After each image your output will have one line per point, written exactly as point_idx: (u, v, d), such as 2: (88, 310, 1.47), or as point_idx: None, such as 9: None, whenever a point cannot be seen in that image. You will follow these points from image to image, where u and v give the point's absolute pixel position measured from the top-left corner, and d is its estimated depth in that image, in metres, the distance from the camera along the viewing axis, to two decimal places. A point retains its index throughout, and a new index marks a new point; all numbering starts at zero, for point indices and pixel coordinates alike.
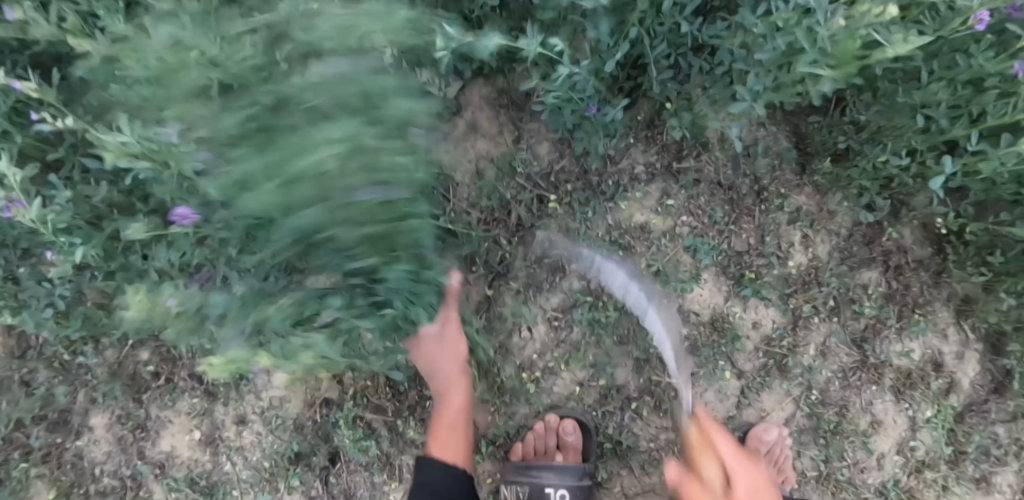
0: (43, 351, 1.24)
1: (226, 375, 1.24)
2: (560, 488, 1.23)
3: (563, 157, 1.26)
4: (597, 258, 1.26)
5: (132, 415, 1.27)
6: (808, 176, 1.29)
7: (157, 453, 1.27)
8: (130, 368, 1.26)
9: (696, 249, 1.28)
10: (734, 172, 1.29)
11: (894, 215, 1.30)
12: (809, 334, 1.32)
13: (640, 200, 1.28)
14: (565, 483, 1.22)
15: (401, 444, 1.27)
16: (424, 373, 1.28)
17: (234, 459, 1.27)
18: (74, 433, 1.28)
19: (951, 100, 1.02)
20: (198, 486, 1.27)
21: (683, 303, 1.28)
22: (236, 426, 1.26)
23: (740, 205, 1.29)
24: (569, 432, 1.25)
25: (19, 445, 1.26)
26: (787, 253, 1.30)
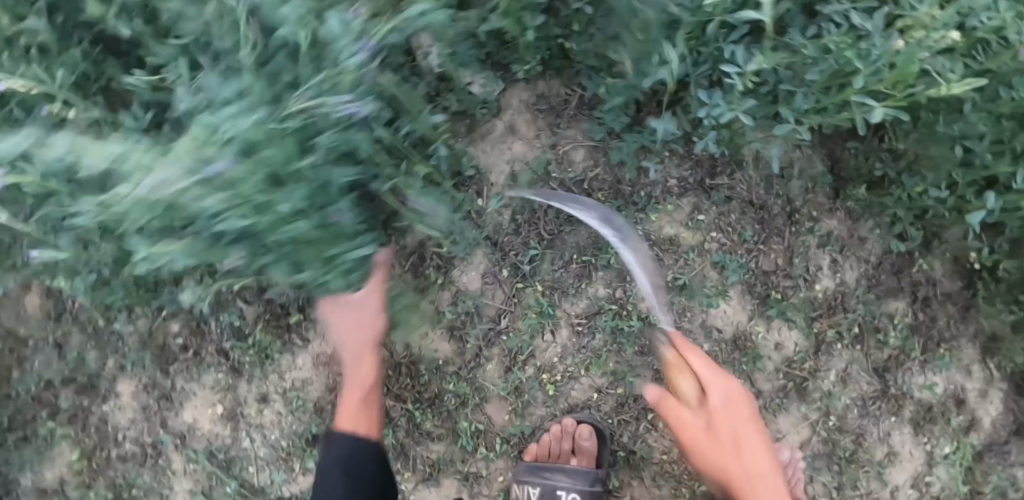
0: (80, 315, 1.28)
1: (253, 354, 1.28)
2: (572, 491, 1.26)
3: (596, 166, 1.27)
4: (623, 267, 1.28)
5: (158, 385, 1.30)
6: (841, 201, 1.29)
7: (180, 423, 1.30)
8: (160, 339, 1.29)
9: (723, 265, 1.27)
10: (767, 191, 1.29)
11: (925, 247, 1.30)
12: (830, 360, 1.31)
13: (671, 213, 1.28)
14: (577, 486, 1.25)
15: (417, 436, 1.28)
16: (444, 367, 1.28)
17: (252, 435, 1.29)
18: (101, 397, 1.31)
19: (994, 136, 1.03)
20: (216, 459, 1.29)
21: (706, 318, 1.28)
22: (258, 404, 1.29)
23: (770, 225, 1.29)
24: (586, 437, 1.24)
25: (47, 405, 1.30)
26: (815, 276, 1.30)
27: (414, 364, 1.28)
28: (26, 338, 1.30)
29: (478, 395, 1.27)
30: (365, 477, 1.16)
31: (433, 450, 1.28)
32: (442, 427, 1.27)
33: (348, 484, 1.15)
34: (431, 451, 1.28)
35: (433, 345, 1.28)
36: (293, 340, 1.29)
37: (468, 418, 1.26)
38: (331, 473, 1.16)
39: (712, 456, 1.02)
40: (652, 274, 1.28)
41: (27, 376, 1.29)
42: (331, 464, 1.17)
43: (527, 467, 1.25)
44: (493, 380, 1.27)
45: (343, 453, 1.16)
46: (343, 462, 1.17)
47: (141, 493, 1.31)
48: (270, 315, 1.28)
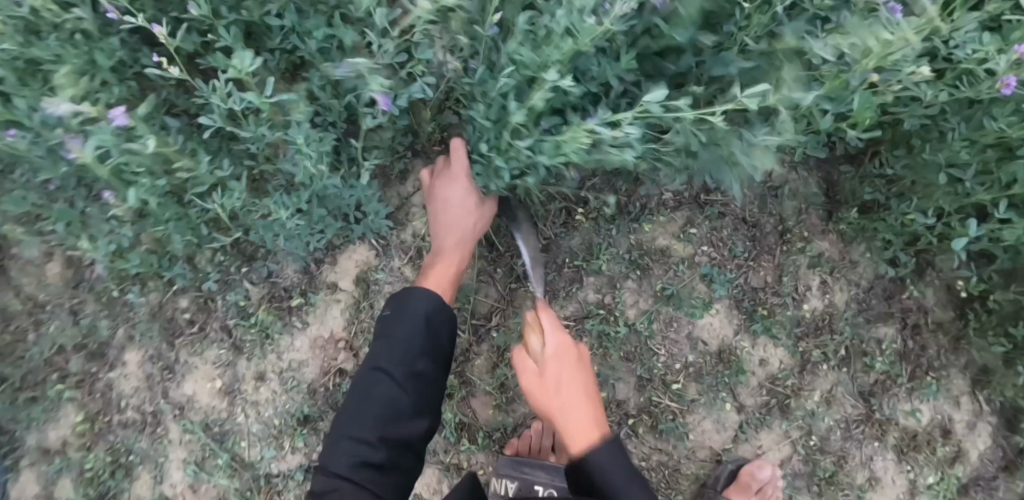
0: (96, 284, 1.37)
1: (254, 332, 1.33)
2: (550, 487, 1.26)
3: (595, 174, 1.30)
4: (614, 274, 1.30)
5: (163, 356, 1.37)
6: (833, 223, 1.32)
7: (180, 395, 1.35)
8: (168, 313, 1.36)
9: (711, 278, 1.30)
10: (760, 210, 1.32)
11: (918, 274, 1.31)
12: (815, 380, 1.31)
13: (664, 225, 1.32)
14: (555, 482, 1.27)
15: None
16: None
17: (247, 411, 1.34)
18: (109, 364, 1.38)
19: (981, 165, 1.04)
20: (211, 432, 1.34)
21: (692, 329, 1.30)
22: (256, 381, 1.34)
23: (761, 243, 1.32)
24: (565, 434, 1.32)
25: (58, 368, 1.39)
26: (804, 296, 1.32)
27: None
28: (44, 303, 1.39)
29: (465, 389, 1.29)
30: (443, 340, 1.10)
31: None
32: None
33: (427, 340, 1.09)
34: None
35: None
36: (293, 321, 1.34)
37: (454, 410, 1.29)
38: (413, 322, 1.09)
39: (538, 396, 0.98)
40: (641, 282, 1.30)
41: (41, 340, 1.37)
42: (416, 314, 1.09)
43: (507, 461, 1.26)
44: (480, 375, 1.30)
45: (430, 306, 1.10)
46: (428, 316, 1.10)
47: (138, 459, 1.36)
48: (273, 297, 1.34)
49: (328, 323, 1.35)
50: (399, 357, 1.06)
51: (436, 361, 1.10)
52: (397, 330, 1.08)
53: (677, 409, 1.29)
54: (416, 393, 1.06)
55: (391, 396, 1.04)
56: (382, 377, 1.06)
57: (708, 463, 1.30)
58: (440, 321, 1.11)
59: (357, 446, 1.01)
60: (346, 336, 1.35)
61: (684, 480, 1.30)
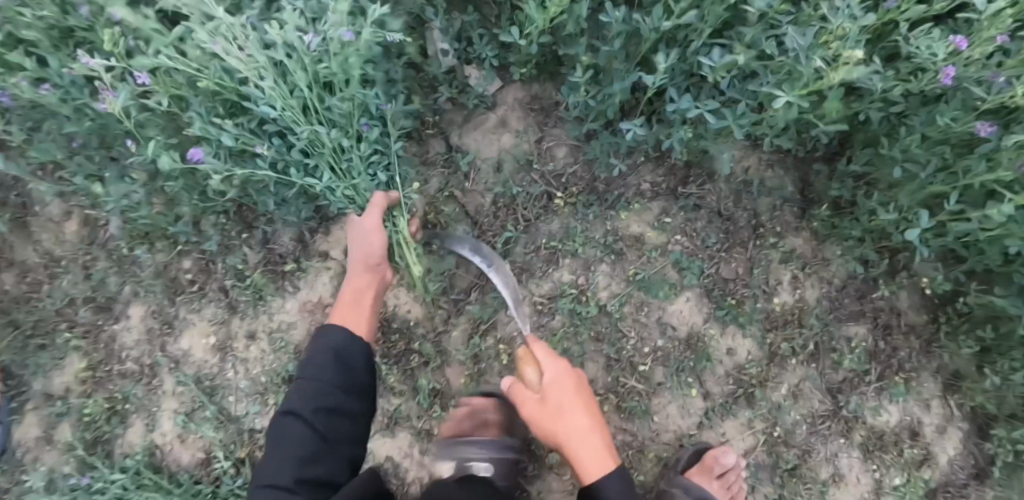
0: (110, 243, 1.49)
1: (248, 293, 1.42)
2: (485, 461, 1.19)
3: (576, 163, 1.40)
4: (589, 257, 1.35)
5: (164, 312, 1.46)
6: (807, 220, 1.36)
7: (176, 348, 1.44)
8: (172, 273, 1.46)
9: (682, 265, 1.34)
10: (734, 204, 1.37)
11: (891, 276, 1.34)
12: (782, 372, 1.34)
13: (639, 213, 1.37)
14: (489, 454, 1.20)
15: (380, 389, 1.36)
16: (414, 328, 1.36)
17: (236, 368, 1.41)
18: (115, 317, 1.48)
19: (937, 161, 1.10)
20: (201, 385, 1.42)
21: (662, 314, 1.33)
22: (246, 340, 1.42)
23: (735, 235, 1.36)
24: (490, 409, 1.29)
25: (67, 318, 1.49)
26: (774, 289, 1.35)
27: (388, 322, 1.36)
28: (61, 258, 1.50)
29: (441, 358, 1.35)
30: (356, 370, 1.16)
31: (393, 405, 1.36)
32: (404, 383, 1.36)
33: (343, 374, 1.15)
34: (391, 405, 1.36)
35: (406, 307, 1.37)
36: (285, 285, 1.42)
37: (428, 377, 1.35)
38: (323, 360, 1.15)
39: (546, 422, 1.13)
40: (615, 266, 1.35)
41: (55, 291, 1.49)
42: (326, 349, 1.17)
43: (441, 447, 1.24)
44: (456, 346, 1.36)
45: (340, 340, 1.17)
46: (340, 349, 1.18)
47: (132, 407, 1.45)
48: (269, 263, 1.43)
49: (317, 289, 1.42)
50: (309, 397, 1.11)
51: (356, 393, 1.15)
52: (308, 372, 1.14)
53: (643, 391, 1.32)
54: (330, 430, 1.11)
55: (306, 438, 1.09)
56: (294, 421, 1.10)
57: (672, 447, 1.33)
58: (350, 352, 1.17)
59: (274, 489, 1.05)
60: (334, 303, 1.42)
61: (647, 461, 1.32)
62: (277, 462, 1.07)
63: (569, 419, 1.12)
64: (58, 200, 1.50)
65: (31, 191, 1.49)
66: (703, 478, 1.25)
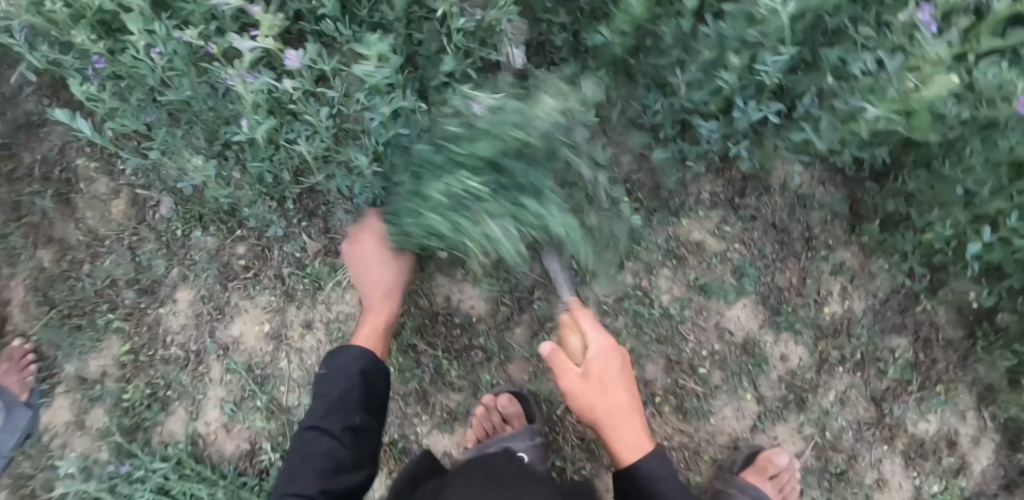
0: (159, 223, 1.44)
1: (307, 282, 1.40)
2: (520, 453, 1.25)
3: (640, 170, 1.43)
4: (651, 261, 1.39)
5: (215, 297, 1.42)
6: (856, 235, 1.43)
7: (226, 335, 1.41)
8: (224, 258, 1.43)
9: (742, 272, 1.38)
10: (788, 216, 1.43)
11: (931, 291, 1.41)
12: (831, 380, 1.39)
13: (701, 220, 1.41)
14: (522, 447, 1.25)
15: (440, 384, 1.36)
16: (476, 324, 1.37)
17: (291, 357, 1.39)
18: (159, 301, 1.44)
19: (995, 183, 1.16)
20: (253, 373, 1.39)
21: (720, 319, 1.38)
22: (302, 329, 1.39)
23: (790, 247, 1.42)
24: (505, 403, 1.31)
25: (108, 300, 1.45)
26: (825, 299, 1.41)
27: (450, 317, 1.37)
28: (103, 237, 1.45)
29: (504, 354, 1.36)
30: (378, 390, 1.20)
31: (452, 399, 1.36)
32: (465, 378, 1.36)
33: (363, 393, 1.19)
34: (450, 400, 1.36)
35: (470, 302, 1.37)
36: (344, 275, 1.41)
37: (491, 373, 1.36)
38: (347, 379, 1.18)
39: (588, 396, 1.16)
40: (677, 271, 1.39)
41: (97, 270, 1.44)
42: (349, 369, 1.19)
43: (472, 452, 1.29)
44: (519, 343, 1.36)
45: (363, 361, 1.20)
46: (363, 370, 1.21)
47: (176, 394, 1.41)
48: (329, 252, 1.41)
49: None
50: (337, 411, 1.16)
51: (374, 411, 1.20)
52: (331, 389, 1.17)
53: (701, 392, 1.37)
54: (355, 445, 1.15)
55: (332, 452, 1.13)
56: (320, 434, 1.14)
57: (726, 449, 1.37)
58: (374, 373, 1.21)
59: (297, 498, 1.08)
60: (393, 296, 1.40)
61: (702, 462, 1.37)
62: (301, 471, 1.11)
63: (609, 391, 1.16)
64: (106, 177, 1.45)
65: (77, 168, 1.45)
66: (755, 479, 1.31)
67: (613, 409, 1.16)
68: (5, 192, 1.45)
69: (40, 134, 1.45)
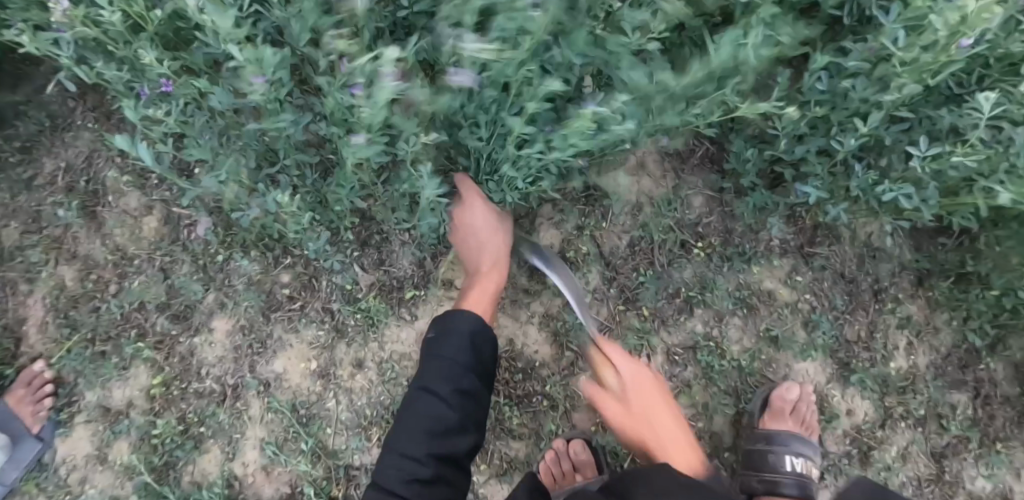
0: (195, 245, 1.33)
1: (360, 317, 1.31)
2: None
3: (711, 213, 1.37)
4: (722, 309, 1.35)
5: (256, 329, 1.32)
6: (923, 289, 1.38)
7: (268, 371, 1.31)
8: (268, 286, 1.32)
9: (816, 324, 1.36)
10: (859, 266, 1.38)
11: (992, 348, 1.39)
12: (894, 435, 1.37)
13: (772, 269, 1.37)
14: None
15: (499, 431, 1.29)
16: (540, 369, 1.32)
17: (339, 398, 1.31)
18: (193, 329, 1.33)
19: None
20: (298, 414, 1.30)
21: (789, 372, 1.37)
22: (352, 368, 1.31)
23: (857, 299, 1.38)
24: (579, 449, 1.27)
25: (135, 325, 1.34)
26: (890, 354, 1.38)
27: (513, 361, 1.31)
28: (132, 256, 1.35)
29: (569, 403, 1.31)
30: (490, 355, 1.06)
31: (513, 448, 1.30)
32: (527, 426, 1.30)
33: (473, 355, 1.05)
34: (510, 448, 1.30)
35: (535, 347, 1.32)
36: (399, 312, 1.32)
37: (556, 422, 1.30)
38: (456, 340, 1.05)
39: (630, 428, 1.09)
40: (747, 320, 1.36)
41: (124, 293, 1.34)
42: (460, 330, 1.06)
43: None
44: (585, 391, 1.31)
45: (474, 323, 1.06)
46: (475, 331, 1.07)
47: (210, 431, 1.31)
48: (383, 286, 1.32)
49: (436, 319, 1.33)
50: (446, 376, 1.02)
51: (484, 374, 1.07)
52: (442, 350, 1.04)
53: None
54: (467, 408, 1.03)
55: (443, 415, 1.01)
56: (428, 395, 1.02)
57: None
58: (483, 337, 1.07)
59: (408, 463, 0.99)
60: None
61: None
62: (410, 434, 1.00)
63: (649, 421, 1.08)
64: (137, 191, 1.35)
65: (106, 179, 1.35)
66: (777, 421, 1.29)
67: (662, 431, 1.07)
68: (25, 201, 1.36)
69: (65, 140, 1.35)
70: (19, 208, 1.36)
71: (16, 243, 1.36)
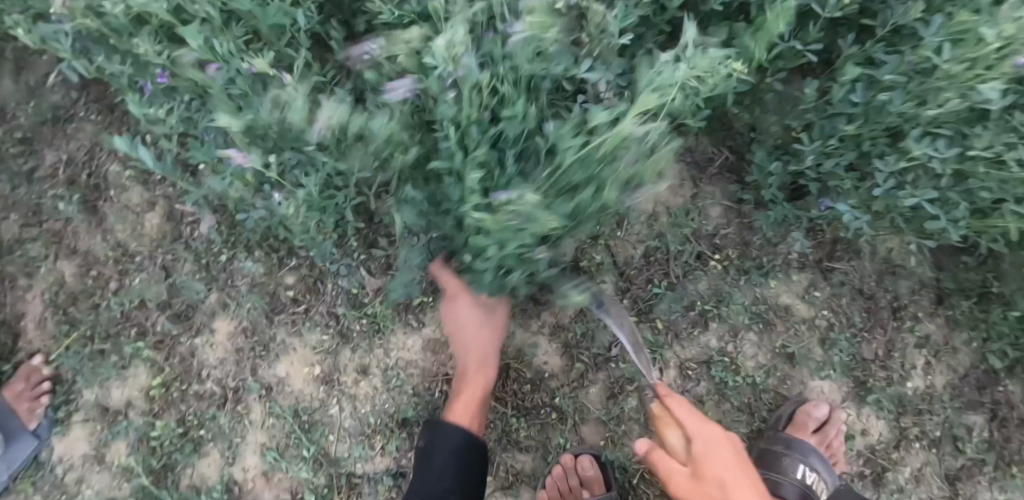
0: (198, 243, 1.30)
1: (366, 322, 1.28)
2: None
3: (729, 224, 1.34)
4: (737, 324, 1.32)
5: (258, 331, 1.29)
6: (944, 307, 1.34)
7: (271, 375, 1.28)
8: (272, 287, 1.29)
9: (834, 343, 1.33)
10: (877, 283, 1.34)
11: (1011, 369, 1.34)
12: (908, 456, 1.34)
13: (790, 284, 1.33)
14: None
15: (505, 443, 1.27)
16: (549, 380, 1.28)
17: (343, 404, 1.28)
18: (194, 329, 1.30)
19: None
20: (300, 419, 1.27)
21: (804, 390, 1.34)
22: (356, 374, 1.28)
23: (876, 316, 1.34)
24: (587, 467, 1.23)
25: (136, 324, 1.31)
26: (908, 373, 1.34)
27: (521, 372, 1.28)
28: (134, 253, 1.31)
29: (578, 415, 1.28)
30: (475, 465, 1.13)
31: (519, 460, 1.28)
32: (534, 439, 1.28)
33: (459, 476, 1.11)
34: (517, 460, 1.28)
35: (544, 358, 1.28)
36: (407, 317, 1.29)
37: (564, 436, 1.28)
38: (443, 458, 1.11)
39: None
40: (762, 336, 1.33)
41: (126, 291, 1.31)
42: (446, 451, 1.12)
43: None
44: (594, 405, 1.28)
45: (459, 439, 1.12)
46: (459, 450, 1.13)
47: (209, 435, 1.28)
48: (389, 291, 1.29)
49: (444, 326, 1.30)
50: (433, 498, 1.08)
51: (477, 473, 1.13)
52: (427, 475, 1.11)
53: None
54: None
55: None
56: None
57: None
58: (469, 451, 1.13)
59: None
60: (459, 344, 1.29)
61: None
62: None
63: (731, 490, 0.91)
64: (140, 186, 1.31)
65: (109, 174, 1.32)
66: (799, 435, 1.27)
67: None
68: (25, 193, 1.32)
69: (67, 132, 1.32)
70: (18, 201, 1.32)
71: (17, 236, 1.32)
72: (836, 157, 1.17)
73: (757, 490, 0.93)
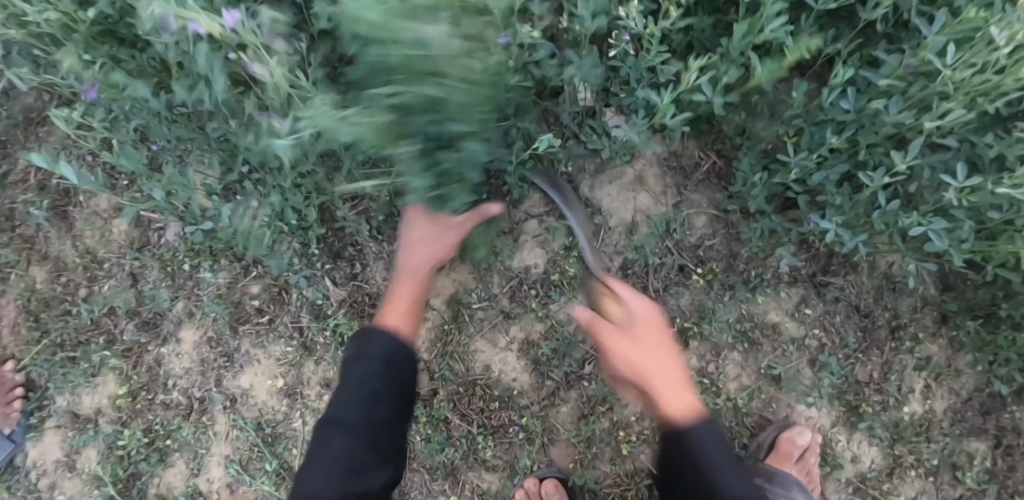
0: (163, 251, 1.27)
1: (329, 335, 1.24)
2: None
3: (715, 235, 1.24)
4: (719, 343, 1.25)
5: (223, 342, 1.27)
6: (948, 328, 1.23)
7: (235, 386, 1.27)
8: (237, 297, 1.26)
9: (824, 365, 1.24)
10: (876, 300, 1.24)
11: (1020, 395, 1.23)
12: (901, 484, 1.26)
13: (779, 300, 1.25)
14: None
15: (471, 461, 1.24)
16: (516, 397, 1.24)
17: (306, 418, 1.26)
18: (162, 338, 1.29)
19: None
20: (262, 432, 1.25)
21: (790, 413, 1.27)
22: (320, 388, 1.26)
23: (872, 335, 1.25)
24: (549, 490, 1.19)
25: (105, 331, 1.30)
26: (905, 398, 1.25)
27: (489, 388, 1.23)
28: (102, 260, 1.30)
29: (547, 435, 1.23)
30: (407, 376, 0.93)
31: (485, 480, 1.24)
32: (501, 458, 1.24)
33: (386, 381, 0.90)
34: (482, 480, 1.24)
35: (513, 374, 1.24)
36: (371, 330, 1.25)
37: (531, 456, 1.23)
38: (365, 365, 0.91)
39: (626, 360, 0.84)
40: (747, 356, 1.26)
41: (94, 298, 1.29)
42: (372, 353, 0.92)
43: None
44: (564, 423, 1.23)
45: (391, 345, 0.93)
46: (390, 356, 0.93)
47: (175, 445, 1.27)
48: (353, 302, 1.24)
49: None
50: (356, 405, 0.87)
51: (399, 399, 0.91)
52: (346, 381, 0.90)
53: None
54: (378, 441, 0.88)
55: (349, 450, 0.85)
56: (334, 429, 0.87)
57: None
58: (400, 358, 0.93)
59: None
60: (426, 358, 1.25)
61: None
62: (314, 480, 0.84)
63: (648, 346, 0.84)
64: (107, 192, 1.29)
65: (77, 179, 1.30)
66: (783, 467, 1.20)
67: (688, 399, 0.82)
68: None
69: (38, 134, 1.29)
70: None
71: None
72: (826, 167, 1.07)
73: (667, 350, 0.85)
